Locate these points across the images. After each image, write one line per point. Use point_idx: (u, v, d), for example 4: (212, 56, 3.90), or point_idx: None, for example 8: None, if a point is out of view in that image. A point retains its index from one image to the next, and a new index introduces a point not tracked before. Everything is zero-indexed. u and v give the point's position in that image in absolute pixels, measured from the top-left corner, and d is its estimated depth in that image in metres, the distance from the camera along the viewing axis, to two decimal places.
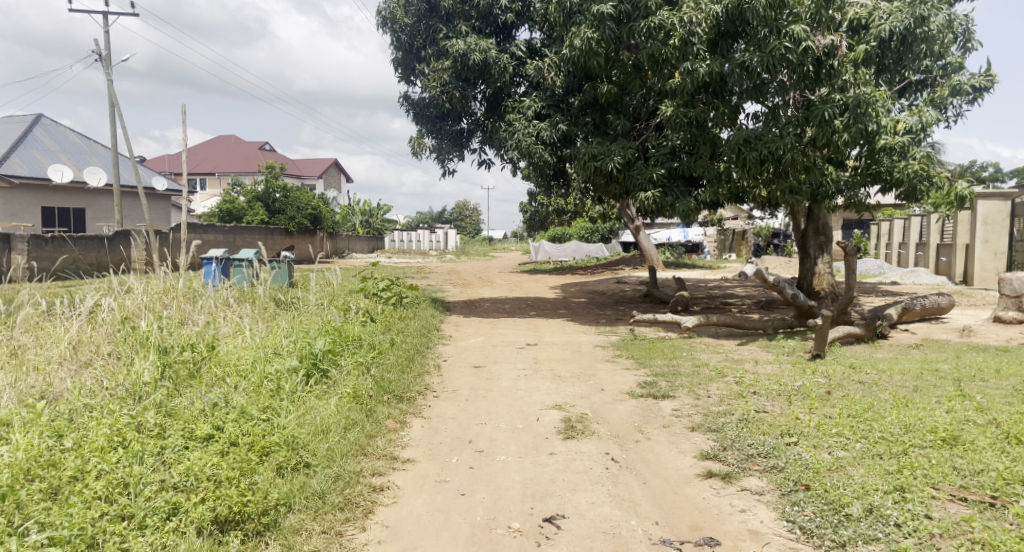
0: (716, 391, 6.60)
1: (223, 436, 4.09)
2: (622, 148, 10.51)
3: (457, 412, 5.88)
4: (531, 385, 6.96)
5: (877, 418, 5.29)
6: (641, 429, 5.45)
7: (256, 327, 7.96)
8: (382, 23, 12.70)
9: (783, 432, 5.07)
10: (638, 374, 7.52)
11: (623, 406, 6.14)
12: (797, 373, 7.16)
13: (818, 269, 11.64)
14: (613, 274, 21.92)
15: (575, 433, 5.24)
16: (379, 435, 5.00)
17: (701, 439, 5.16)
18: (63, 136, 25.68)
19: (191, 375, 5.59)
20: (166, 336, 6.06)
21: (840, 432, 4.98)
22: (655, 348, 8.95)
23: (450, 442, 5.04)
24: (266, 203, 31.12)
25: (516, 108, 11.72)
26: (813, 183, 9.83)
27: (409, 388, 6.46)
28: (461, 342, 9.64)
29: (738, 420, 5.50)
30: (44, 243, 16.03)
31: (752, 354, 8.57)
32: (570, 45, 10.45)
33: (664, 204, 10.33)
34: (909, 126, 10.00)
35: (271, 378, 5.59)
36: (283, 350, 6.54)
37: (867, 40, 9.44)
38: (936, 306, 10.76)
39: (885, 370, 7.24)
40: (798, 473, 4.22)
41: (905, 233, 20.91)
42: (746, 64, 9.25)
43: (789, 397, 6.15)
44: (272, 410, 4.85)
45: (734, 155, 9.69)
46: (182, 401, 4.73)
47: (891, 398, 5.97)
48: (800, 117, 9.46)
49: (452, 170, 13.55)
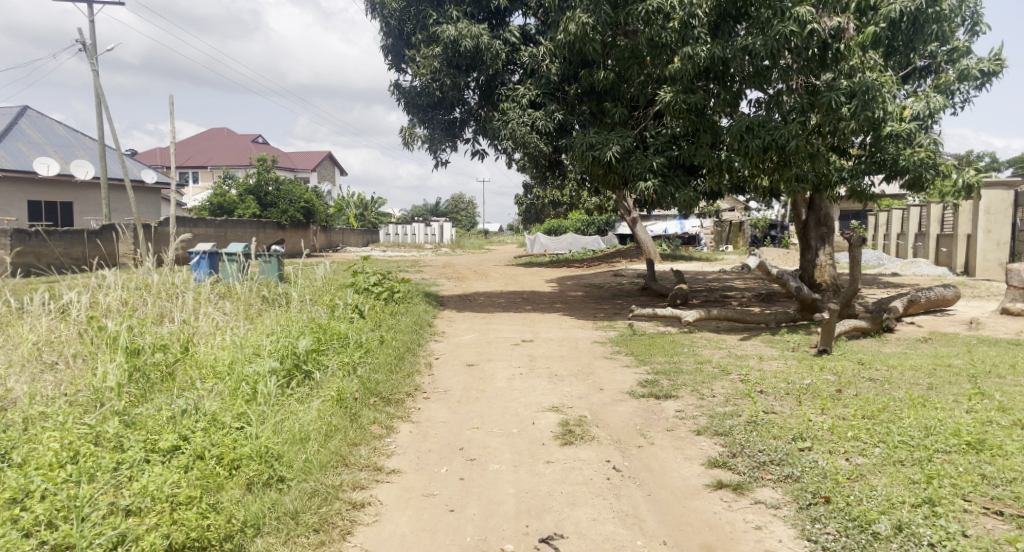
0: (720, 390, 6.28)
1: (190, 447, 3.77)
2: (620, 136, 10.15)
3: (447, 416, 5.54)
4: (526, 384, 6.61)
5: (893, 420, 4.98)
6: (643, 433, 5.12)
7: (238, 324, 7.61)
8: (371, 8, 12.29)
9: (795, 436, 4.73)
10: (639, 372, 7.19)
11: (624, 407, 5.81)
12: (805, 370, 6.84)
13: (820, 261, 11.32)
14: (609, 267, 21.64)
15: (573, 438, 4.90)
16: (363, 442, 4.66)
17: (708, 444, 4.82)
18: (50, 128, 25.17)
19: (163, 379, 5.25)
20: (138, 337, 5.71)
21: (856, 435, 4.65)
22: (655, 343, 8.63)
23: (439, 449, 4.70)
24: (257, 195, 30.07)
25: (509, 96, 11.35)
26: (819, 172, 9.45)
27: (397, 389, 6.11)
28: (454, 339, 9.29)
29: (746, 422, 5.18)
30: (29, 238, 15.64)
31: (756, 349, 8.25)
32: (565, 30, 10.12)
33: (664, 194, 9.95)
34: (917, 112, 9.67)
35: (248, 380, 5.23)
36: (264, 350, 6.18)
37: (875, 21, 9.07)
38: (942, 298, 10.45)
39: (896, 366, 6.93)
40: (816, 484, 3.89)
41: (905, 223, 20.57)
42: (749, 48, 8.91)
43: (798, 397, 5.82)
44: (248, 416, 4.51)
45: (737, 144, 9.34)
46: (147, 407, 4.40)
47: (906, 397, 5.64)
48: (806, 103, 9.15)
49: (444, 161, 13.13)
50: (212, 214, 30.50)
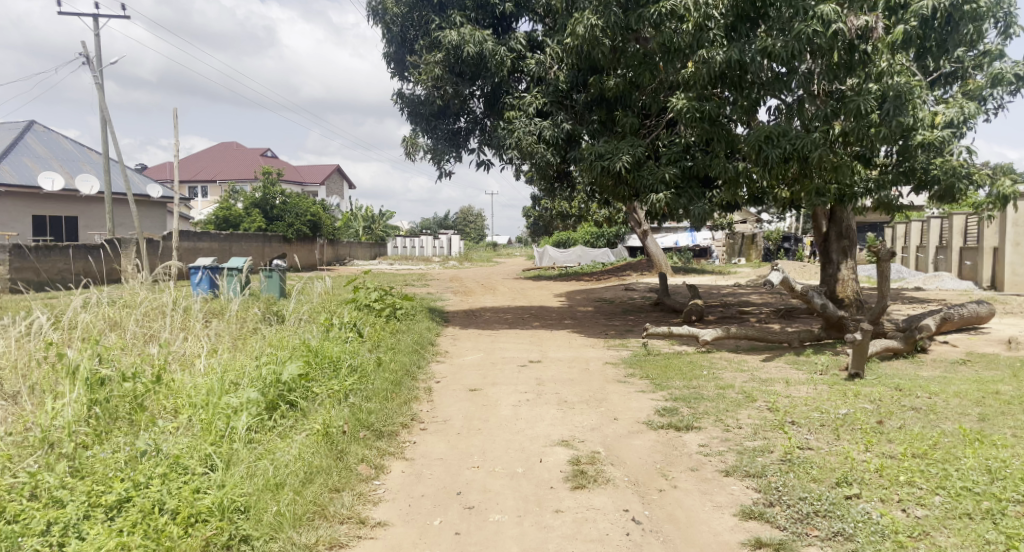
0: (747, 420, 5.69)
1: (144, 502, 3.31)
2: (631, 146, 9.61)
3: (445, 451, 4.99)
4: (533, 413, 6.04)
5: (950, 460, 4.37)
6: (664, 473, 4.54)
7: (225, 346, 7.11)
8: (372, 15, 11.89)
9: (839, 480, 4.14)
10: (655, 399, 6.60)
11: (641, 441, 5.23)
12: (838, 397, 6.25)
13: (842, 275, 10.68)
14: (620, 280, 21.11)
15: (586, 481, 4.33)
16: (347, 487, 4.12)
17: (739, 488, 4.25)
18: (56, 143, 24.91)
19: (131, 411, 4.74)
20: (106, 365, 5.21)
21: (909, 480, 4.06)
22: (671, 366, 8.03)
23: (433, 495, 4.15)
24: (264, 209, 29.79)
25: (516, 105, 10.87)
26: (844, 183, 8.84)
27: (391, 420, 5.55)
28: (458, 360, 8.74)
29: (781, 462, 4.59)
30: (28, 254, 15.36)
31: (781, 373, 7.62)
32: (573, 33, 9.65)
33: (677, 206, 9.37)
34: (949, 119, 8.97)
35: (223, 413, 4.69)
36: (246, 376, 5.66)
37: (907, 20, 8.40)
38: (976, 315, 9.81)
39: (938, 392, 6.30)
40: (874, 546, 3.37)
41: (924, 235, 19.92)
42: (767, 50, 8.30)
43: (836, 429, 5.22)
44: (215, 459, 4.00)
45: (755, 154, 8.72)
46: (100, 451, 3.90)
47: (960, 431, 5.03)
48: (829, 110, 8.53)
49: (449, 171, 12.68)
50: (218, 227, 30.08)
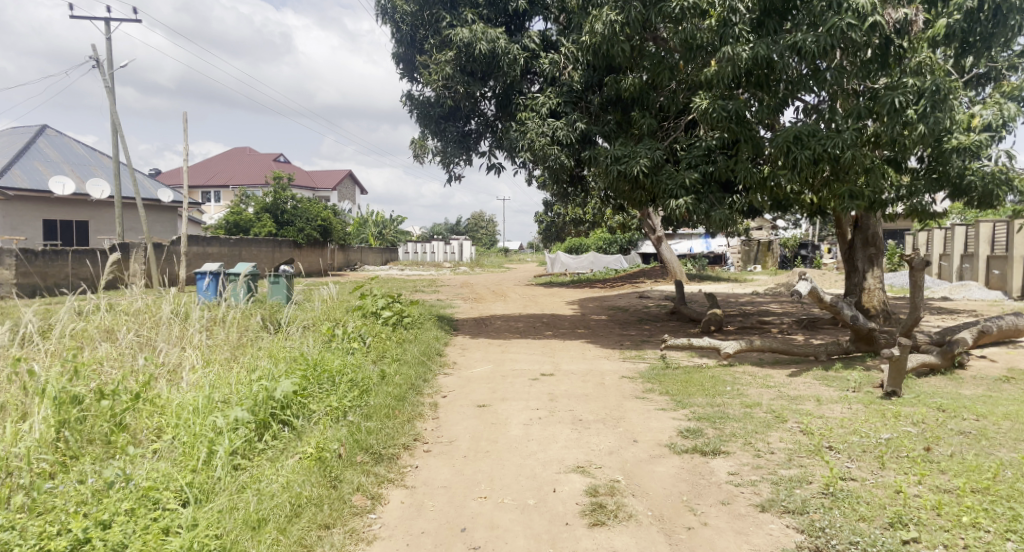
0: (779, 444, 5.21)
1: (102, 546, 2.90)
2: (649, 148, 9.14)
3: (449, 478, 4.55)
4: (545, 434, 5.59)
5: (1017, 496, 3.87)
6: (691, 507, 4.08)
7: (220, 358, 6.69)
8: (381, 13, 11.52)
9: (892, 521, 3.66)
10: (677, 418, 6.13)
11: (664, 467, 4.77)
12: (876, 418, 5.76)
13: (868, 284, 10.21)
14: (635, 288, 20.67)
15: (605, 517, 3.87)
16: (338, 523, 3.70)
17: (778, 526, 3.79)
18: (68, 148, 24.76)
19: (108, 433, 4.35)
20: (83, 382, 4.80)
21: (974, 521, 3.58)
22: (693, 380, 7.56)
23: (434, 531, 3.72)
24: (274, 214, 29.49)
25: (529, 106, 10.46)
26: (876, 187, 8.34)
27: (393, 440, 5.13)
28: (466, 372, 8.29)
29: (822, 494, 4.12)
30: (34, 258, 15.08)
31: (811, 389, 7.12)
32: (591, 30, 9.21)
33: (698, 211, 8.86)
34: (988, 121, 8.41)
35: (207, 435, 4.29)
36: (237, 392, 5.25)
37: (949, 13, 7.93)
38: (1015, 327, 9.24)
39: (987, 414, 5.78)
40: None
41: (948, 243, 19.34)
42: (797, 46, 7.84)
43: (880, 456, 4.73)
44: (192, 491, 3.61)
45: (783, 155, 8.23)
46: (63, 483, 3.51)
47: (1019, 460, 4.54)
48: (862, 108, 8.02)
49: (459, 175, 12.29)
50: (228, 231, 29.84)
